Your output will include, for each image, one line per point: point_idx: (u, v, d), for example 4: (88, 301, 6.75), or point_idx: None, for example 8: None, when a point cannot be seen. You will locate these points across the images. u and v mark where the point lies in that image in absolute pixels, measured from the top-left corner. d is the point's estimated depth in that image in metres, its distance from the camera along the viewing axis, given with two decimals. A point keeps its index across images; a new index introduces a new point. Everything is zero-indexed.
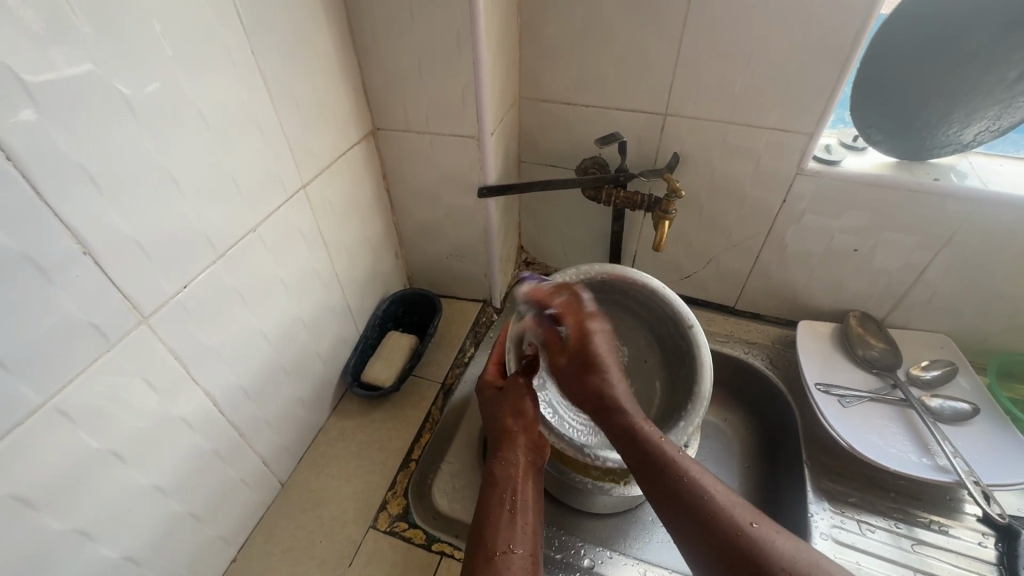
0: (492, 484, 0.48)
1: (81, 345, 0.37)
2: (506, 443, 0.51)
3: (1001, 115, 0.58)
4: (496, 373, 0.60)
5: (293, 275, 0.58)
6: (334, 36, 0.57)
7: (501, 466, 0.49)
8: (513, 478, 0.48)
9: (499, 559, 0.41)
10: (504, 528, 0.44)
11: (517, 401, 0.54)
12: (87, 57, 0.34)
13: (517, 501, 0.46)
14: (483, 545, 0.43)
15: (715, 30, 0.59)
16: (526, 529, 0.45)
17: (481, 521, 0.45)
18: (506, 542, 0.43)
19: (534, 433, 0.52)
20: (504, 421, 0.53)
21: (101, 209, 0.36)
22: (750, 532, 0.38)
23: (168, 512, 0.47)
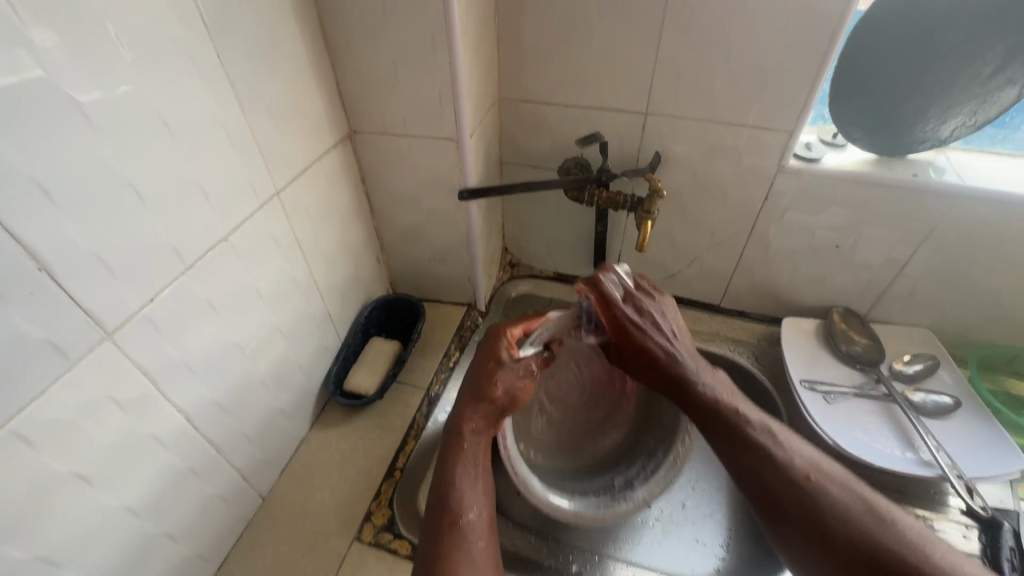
0: (457, 450, 0.50)
1: (39, 365, 0.35)
2: (476, 409, 0.53)
3: (976, 110, 0.59)
4: (513, 340, 0.57)
5: (269, 284, 0.56)
6: (306, 38, 0.55)
7: (468, 430, 0.52)
8: (477, 447, 0.51)
9: (463, 522, 0.45)
10: (468, 488, 0.47)
11: (505, 374, 0.54)
12: (36, 64, 0.32)
13: (477, 468, 0.50)
14: (445, 509, 0.46)
15: (694, 29, 0.59)
16: (484, 490, 0.48)
17: (444, 480, 0.48)
18: (467, 504, 0.46)
19: (504, 412, 0.54)
20: (484, 390, 0.53)
21: (56, 221, 0.35)
22: (820, 490, 0.44)
23: (140, 533, 0.46)
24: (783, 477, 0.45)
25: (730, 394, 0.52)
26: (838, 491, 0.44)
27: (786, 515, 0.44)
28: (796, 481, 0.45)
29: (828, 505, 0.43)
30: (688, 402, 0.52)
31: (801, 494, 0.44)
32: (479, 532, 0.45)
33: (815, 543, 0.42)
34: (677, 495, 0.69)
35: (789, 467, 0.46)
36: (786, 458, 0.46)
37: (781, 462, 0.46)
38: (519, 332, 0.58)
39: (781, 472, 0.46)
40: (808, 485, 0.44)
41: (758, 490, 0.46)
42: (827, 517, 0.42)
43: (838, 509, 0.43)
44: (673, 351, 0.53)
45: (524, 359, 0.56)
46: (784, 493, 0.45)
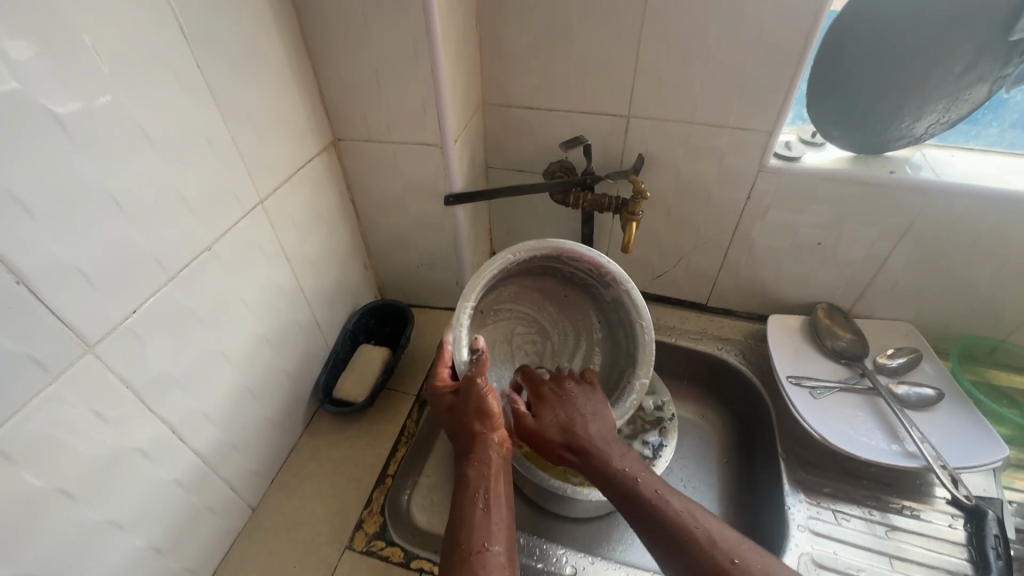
0: (464, 486, 0.49)
1: (19, 380, 0.35)
2: (476, 441, 0.52)
3: (950, 108, 0.61)
4: (448, 377, 0.59)
5: (254, 293, 0.56)
6: (288, 48, 0.56)
7: (472, 466, 0.50)
8: (486, 478, 0.49)
9: (474, 559, 0.43)
10: (478, 525, 0.45)
11: (478, 400, 0.53)
12: (12, 76, 0.32)
13: (491, 496, 0.48)
14: (460, 545, 0.44)
15: (672, 33, 0.60)
16: (499, 523, 0.46)
17: (455, 520, 0.46)
18: (481, 540, 0.44)
19: (501, 431, 0.53)
20: (470, 423, 0.53)
21: (34, 234, 0.34)
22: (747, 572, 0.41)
23: (127, 548, 0.45)
24: (707, 561, 0.42)
25: (642, 467, 0.51)
26: (759, 571, 0.41)
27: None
28: (718, 565, 0.42)
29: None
30: (597, 466, 0.52)
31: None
32: (493, 567, 0.42)
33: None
34: None
35: (711, 549, 0.43)
36: (714, 539, 0.44)
37: (701, 543, 0.44)
38: (450, 367, 0.60)
39: (704, 553, 0.43)
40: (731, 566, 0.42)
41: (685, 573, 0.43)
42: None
43: None
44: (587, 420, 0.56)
45: (477, 379, 0.54)
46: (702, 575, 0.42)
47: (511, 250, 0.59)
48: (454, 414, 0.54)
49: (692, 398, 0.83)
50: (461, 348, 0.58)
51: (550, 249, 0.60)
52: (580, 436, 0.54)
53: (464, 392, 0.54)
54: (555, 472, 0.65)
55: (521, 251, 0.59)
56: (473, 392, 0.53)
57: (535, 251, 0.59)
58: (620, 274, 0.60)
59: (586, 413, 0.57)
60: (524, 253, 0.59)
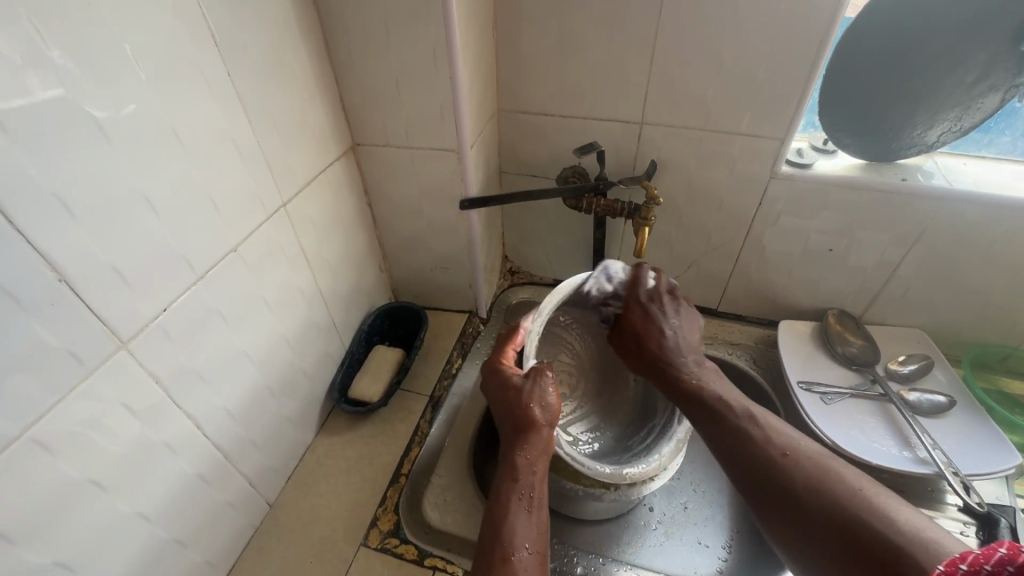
0: (512, 478, 0.49)
1: (57, 373, 0.36)
2: (530, 434, 0.51)
3: (960, 117, 0.62)
4: (512, 358, 0.60)
5: (276, 294, 0.57)
6: (311, 55, 0.57)
7: (522, 456, 0.50)
8: (535, 476, 0.49)
9: (516, 559, 0.43)
10: (521, 526, 0.45)
11: (542, 391, 0.54)
12: (58, 83, 0.34)
13: (534, 499, 0.48)
14: (499, 542, 0.44)
15: (685, 42, 0.61)
16: (539, 525, 0.46)
17: (497, 512, 0.47)
18: (519, 541, 0.44)
19: (554, 430, 0.53)
20: (528, 412, 0.52)
21: (75, 234, 0.36)
22: (796, 465, 0.46)
23: (152, 540, 0.46)
24: (758, 455, 0.48)
25: (714, 379, 0.56)
26: (808, 464, 0.46)
27: (765, 492, 0.46)
28: (770, 458, 0.47)
29: (800, 476, 0.45)
30: (670, 378, 0.57)
31: (775, 468, 0.46)
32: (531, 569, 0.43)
33: (786, 515, 0.44)
34: (679, 498, 0.71)
35: (766, 443, 0.48)
36: (770, 440, 0.48)
37: (758, 439, 0.49)
38: (516, 349, 0.61)
39: (756, 449, 0.48)
40: (782, 460, 0.46)
41: (733, 469, 0.49)
42: (799, 488, 0.44)
43: (811, 484, 0.44)
44: (670, 337, 0.59)
45: (546, 371, 0.55)
46: (761, 469, 0.47)
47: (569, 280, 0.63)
48: (508, 398, 0.54)
49: None
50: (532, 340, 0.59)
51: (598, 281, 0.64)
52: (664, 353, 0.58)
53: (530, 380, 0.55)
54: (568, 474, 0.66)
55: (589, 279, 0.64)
56: (539, 381, 0.54)
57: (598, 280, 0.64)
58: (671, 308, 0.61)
59: (665, 330, 0.60)
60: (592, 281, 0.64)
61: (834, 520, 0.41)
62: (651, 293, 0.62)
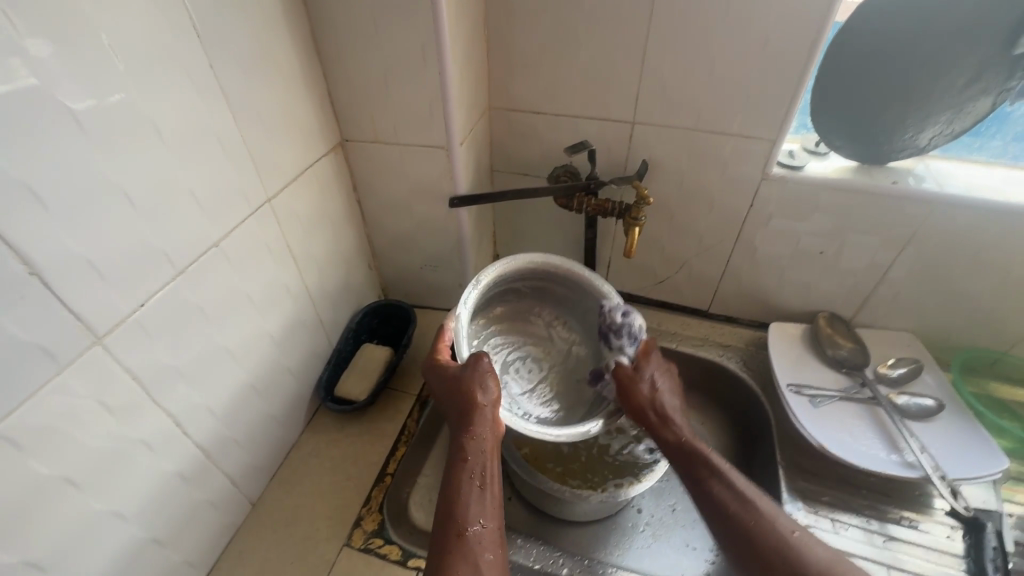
0: (461, 459, 0.49)
1: (29, 370, 0.36)
2: (473, 417, 0.51)
3: (952, 120, 0.61)
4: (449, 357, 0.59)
5: (260, 291, 0.57)
6: (298, 48, 0.57)
7: (470, 440, 0.50)
8: (484, 454, 0.49)
9: (470, 535, 0.44)
10: (473, 503, 0.46)
11: (483, 377, 0.53)
12: (32, 72, 0.33)
13: (485, 476, 0.48)
14: (455, 520, 0.45)
15: (676, 41, 0.61)
16: (492, 501, 0.47)
17: (449, 495, 0.47)
18: (473, 518, 0.45)
19: (499, 408, 0.52)
20: (473, 398, 0.52)
21: (49, 227, 0.35)
22: (807, 547, 0.45)
23: (127, 539, 0.46)
24: (768, 541, 0.46)
25: (706, 441, 0.55)
26: (822, 551, 0.45)
27: (773, 575, 0.44)
28: (781, 536, 0.46)
29: (805, 563, 0.44)
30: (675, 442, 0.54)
31: (789, 548, 0.45)
32: (487, 544, 0.44)
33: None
34: (667, 499, 0.70)
35: (774, 521, 0.47)
36: (776, 516, 0.47)
37: (765, 515, 0.48)
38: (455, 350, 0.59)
39: (767, 530, 0.46)
40: (795, 538, 0.46)
41: (737, 552, 0.47)
42: (816, 568, 0.43)
43: (822, 569, 0.43)
44: (670, 407, 0.56)
45: (485, 357, 0.54)
46: (768, 548, 0.45)
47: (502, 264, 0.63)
48: (453, 386, 0.54)
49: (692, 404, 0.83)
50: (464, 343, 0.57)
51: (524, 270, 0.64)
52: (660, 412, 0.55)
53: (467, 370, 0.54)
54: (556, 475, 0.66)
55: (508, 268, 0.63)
56: (477, 367, 0.53)
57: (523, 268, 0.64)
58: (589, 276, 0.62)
59: (663, 392, 0.57)
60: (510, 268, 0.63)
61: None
62: (655, 353, 0.60)
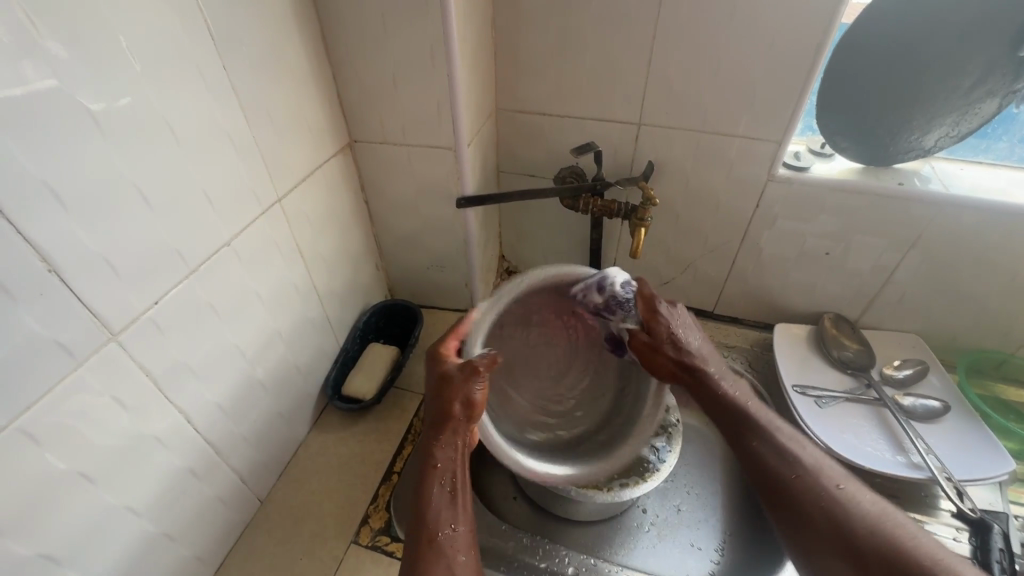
0: (432, 469, 0.49)
1: (46, 365, 0.36)
2: (448, 426, 0.51)
3: (958, 121, 0.61)
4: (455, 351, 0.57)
5: (270, 289, 0.57)
6: (308, 50, 0.57)
7: (439, 451, 0.50)
8: (455, 462, 0.50)
9: (442, 539, 0.45)
10: (442, 510, 0.47)
11: (460, 388, 0.52)
12: (52, 73, 0.34)
13: (456, 484, 0.49)
14: (426, 526, 0.46)
15: (683, 43, 0.61)
16: (463, 506, 0.48)
17: (419, 502, 0.48)
18: (446, 524, 0.46)
19: (475, 416, 0.52)
20: (449, 407, 0.51)
21: (67, 224, 0.36)
22: (852, 501, 0.46)
23: (140, 534, 0.46)
24: (811, 498, 0.47)
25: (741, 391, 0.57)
26: (871, 509, 0.45)
27: (814, 530, 0.46)
28: (825, 491, 0.47)
29: (846, 509, 0.45)
30: (714, 399, 0.56)
31: (831, 498, 0.46)
32: (460, 548, 0.45)
33: (843, 552, 0.43)
34: (672, 499, 0.70)
35: (818, 476, 0.48)
36: (813, 468, 0.49)
37: (807, 472, 0.49)
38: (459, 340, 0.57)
39: (809, 479, 0.48)
40: (836, 490, 0.47)
41: (767, 492, 0.50)
42: (854, 522, 0.44)
43: (867, 517, 0.44)
44: (693, 342, 0.59)
45: (478, 369, 0.52)
46: (806, 498, 0.47)
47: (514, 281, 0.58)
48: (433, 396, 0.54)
49: None
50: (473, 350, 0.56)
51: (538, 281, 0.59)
52: (689, 364, 0.58)
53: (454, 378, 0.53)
54: None
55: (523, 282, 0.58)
56: (467, 379, 0.52)
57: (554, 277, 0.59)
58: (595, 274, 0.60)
59: (688, 341, 0.59)
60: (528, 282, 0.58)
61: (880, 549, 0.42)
62: (663, 302, 0.60)
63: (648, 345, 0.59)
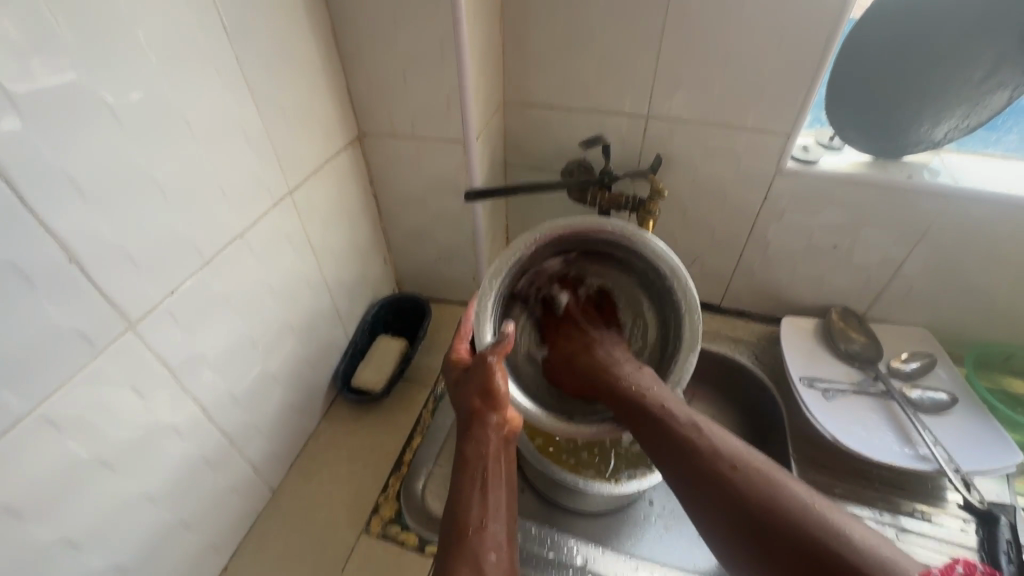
0: (463, 464, 0.49)
1: (67, 353, 0.37)
2: (476, 423, 0.51)
3: (969, 113, 0.61)
4: (466, 353, 0.58)
5: (280, 281, 0.58)
6: (318, 42, 0.57)
7: (472, 444, 0.51)
8: (485, 458, 0.50)
9: (472, 535, 0.44)
10: (473, 503, 0.46)
11: (486, 380, 0.53)
12: (70, 65, 0.34)
13: (487, 478, 0.49)
14: (458, 520, 0.46)
15: (693, 36, 0.61)
16: (496, 504, 0.47)
17: (454, 497, 0.48)
18: (478, 517, 0.45)
19: (503, 411, 0.53)
20: (473, 402, 0.52)
21: (87, 217, 0.36)
22: (744, 477, 0.45)
23: (156, 522, 0.47)
24: (709, 478, 0.47)
25: (651, 382, 0.56)
26: (720, 446, 0.48)
27: (718, 503, 0.45)
28: (719, 471, 0.46)
29: (747, 491, 0.45)
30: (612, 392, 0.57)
31: (727, 484, 0.46)
32: (490, 545, 0.44)
33: (747, 532, 0.43)
34: None
35: (714, 457, 0.48)
36: (715, 451, 0.48)
37: (704, 451, 0.48)
38: (468, 343, 0.58)
39: (707, 465, 0.47)
40: (731, 475, 0.46)
41: (678, 472, 0.49)
42: (749, 505, 0.44)
43: (762, 499, 0.44)
44: (621, 368, 0.59)
45: (489, 357, 0.54)
46: (703, 475, 0.47)
47: (521, 242, 0.60)
48: (461, 390, 0.55)
49: (702, 398, 0.84)
50: (486, 329, 0.58)
51: (559, 229, 0.60)
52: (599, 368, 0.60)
53: (474, 367, 0.54)
54: (569, 465, 0.69)
55: (529, 241, 0.60)
56: (485, 371, 0.53)
57: (563, 228, 0.59)
58: (612, 223, 0.58)
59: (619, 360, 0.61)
60: (530, 242, 0.60)
61: (790, 539, 0.41)
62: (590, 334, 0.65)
63: (570, 353, 0.64)
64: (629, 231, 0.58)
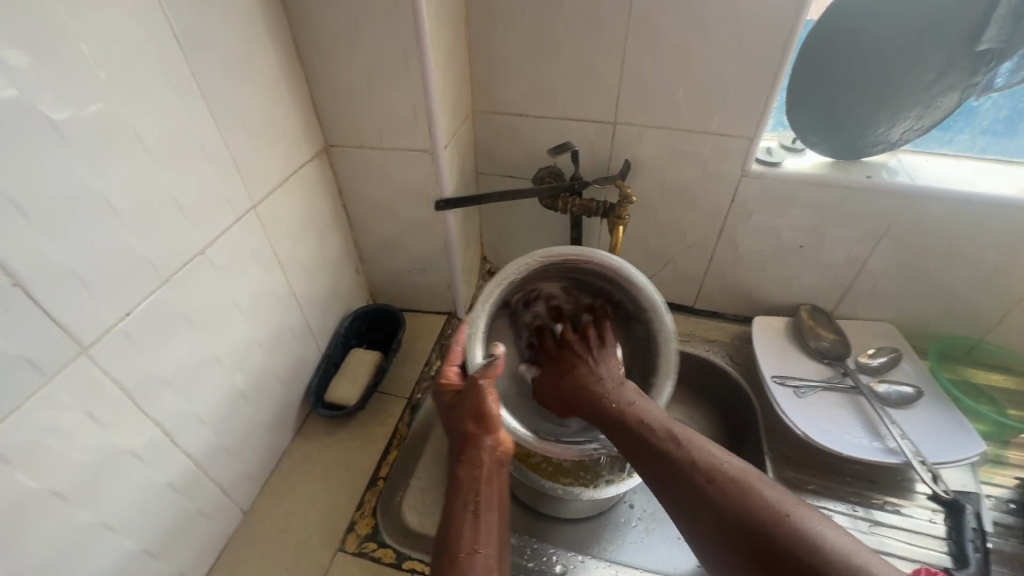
0: (457, 488, 0.49)
1: (14, 381, 0.35)
2: (470, 446, 0.52)
3: (922, 115, 0.63)
4: (455, 376, 0.58)
5: (246, 297, 0.56)
6: (278, 53, 0.57)
7: (466, 468, 0.51)
8: (478, 481, 0.50)
9: (464, 559, 0.44)
10: (466, 525, 0.46)
11: (479, 403, 0.53)
12: (8, 82, 0.33)
13: (480, 502, 0.48)
14: (449, 544, 0.45)
15: (654, 43, 0.62)
16: (488, 528, 0.47)
17: (445, 520, 0.47)
18: (470, 542, 0.45)
19: (497, 434, 0.53)
20: (465, 425, 0.53)
21: (31, 238, 0.35)
22: (741, 490, 0.45)
23: (117, 551, 0.45)
24: (695, 485, 0.46)
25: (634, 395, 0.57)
26: (710, 458, 0.48)
27: (704, 510, 0.45)
28: (708, 481, 0.46)
29: (734, 498, 0.44)
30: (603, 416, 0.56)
31: (714, 494, 0.45)
32: (482, 568, 0.43)
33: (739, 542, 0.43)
34: None
35: (702, 468, 0.47)
36: (706, 464, 0.47)
37: (692, 463, 0.48)
38: (457, 365, 0.59)
39: (693, 475, 0.47)
40: (722, 485, 0.45)
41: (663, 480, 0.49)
42: (741, 515, 0.43)
43: (756, 507, 0.43)
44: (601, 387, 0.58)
45: (481, 380, 0.54)
46: (696, 488, 0.46)
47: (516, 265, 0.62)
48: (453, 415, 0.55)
49: (680, 399, 0.84)
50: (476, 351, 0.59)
51: (549, 257, 0.62)
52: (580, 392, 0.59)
53: (467, 392, 0.54)
54: (546, 473, 0.68)
55: (525, 263, 0.62)
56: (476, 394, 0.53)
57: (555, 256, 0.62)
58: (602, 255, 0.62)
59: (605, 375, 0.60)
60: (525, 264, 0.62)
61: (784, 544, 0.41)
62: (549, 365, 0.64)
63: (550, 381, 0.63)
64: (613, 262, 0.62)
